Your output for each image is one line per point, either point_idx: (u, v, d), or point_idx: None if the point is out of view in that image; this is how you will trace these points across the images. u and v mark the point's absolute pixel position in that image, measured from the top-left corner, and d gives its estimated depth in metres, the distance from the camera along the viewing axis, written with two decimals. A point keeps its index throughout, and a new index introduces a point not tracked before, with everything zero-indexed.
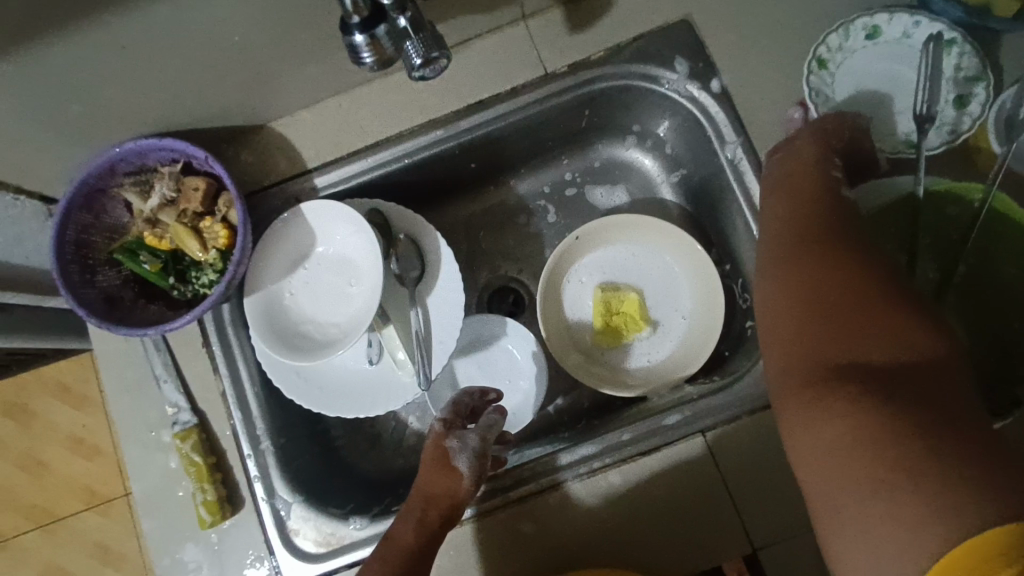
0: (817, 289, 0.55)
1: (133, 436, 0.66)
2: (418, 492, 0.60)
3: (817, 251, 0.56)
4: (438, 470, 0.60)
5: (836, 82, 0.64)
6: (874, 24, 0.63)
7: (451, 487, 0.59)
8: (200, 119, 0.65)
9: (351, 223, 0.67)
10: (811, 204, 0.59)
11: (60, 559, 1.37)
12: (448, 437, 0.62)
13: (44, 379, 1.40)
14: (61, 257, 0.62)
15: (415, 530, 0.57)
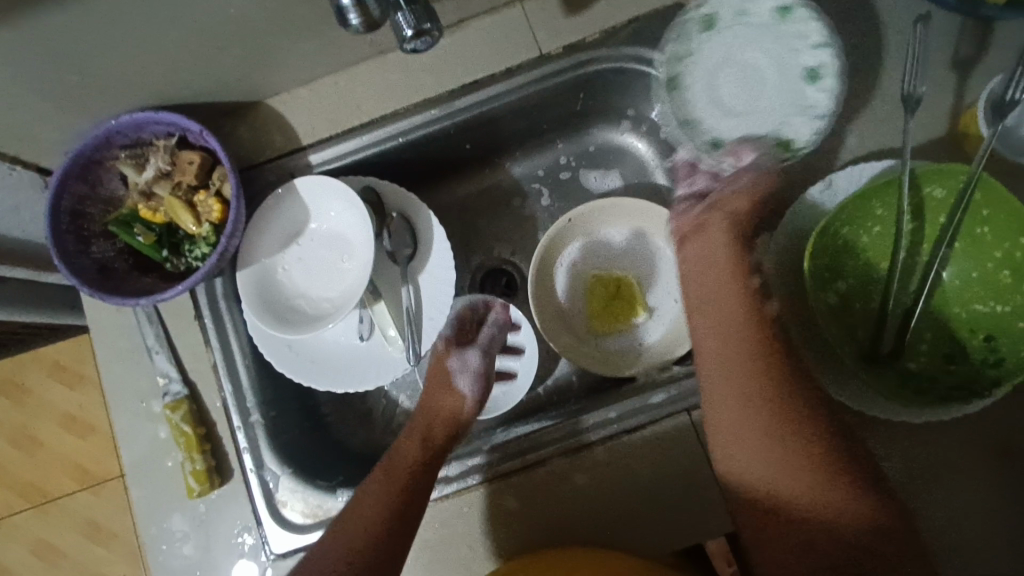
0: (770, 449, 0.52)
1: (124, 406, 0.67)
2: (425, 412, 0.67)
3: (769, 412, 0.53)
4: (446, 389, 0.68)
5: (696, 91, 0.67)
6: (708, 15, 0.66)
7: (454, 405, 0.67)
8: (197, 93, 0.66)
9: (344, 199, 0.67)
10: (754, 346, 0.55)
11: (53, 537, 1.38)
12: (450, 356, 0.70)
13: (40, 357, 1.41)
14: (55, 228, 0.63)
15: (422, 444, 0.63)
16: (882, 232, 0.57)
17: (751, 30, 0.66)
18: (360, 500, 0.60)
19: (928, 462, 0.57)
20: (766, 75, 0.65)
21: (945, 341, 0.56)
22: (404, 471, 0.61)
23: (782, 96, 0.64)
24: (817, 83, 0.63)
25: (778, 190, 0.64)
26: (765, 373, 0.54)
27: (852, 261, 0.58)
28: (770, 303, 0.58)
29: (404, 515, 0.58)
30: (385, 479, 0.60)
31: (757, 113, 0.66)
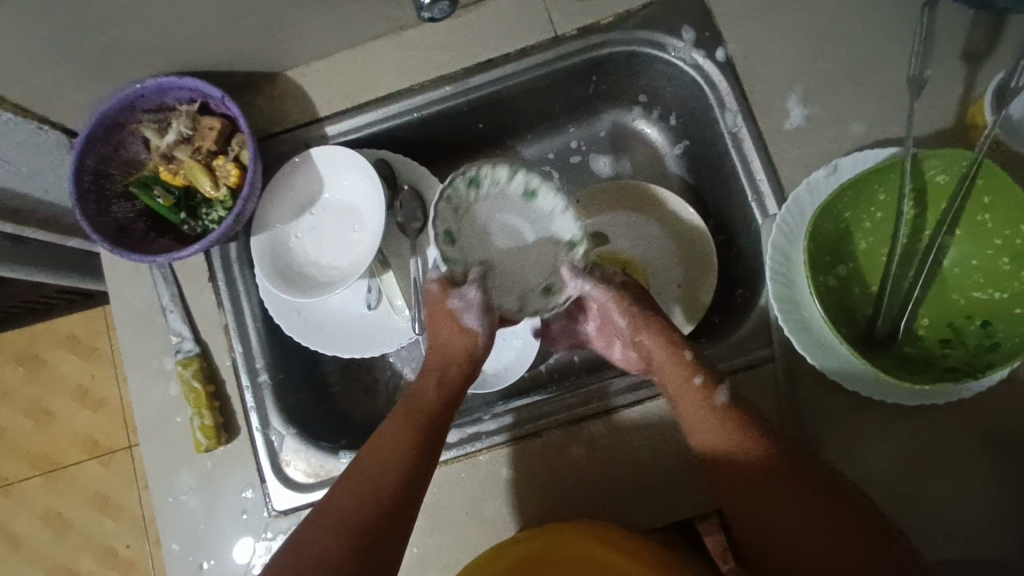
0: (771, 517, 0.53)
1: (138, 362, 0.69)
2: (435, 355, 0.64)
3: (758, 483, 0.54)
4: (448, 331, 0.63)
5: (466, 228, 0.65)
6: (473, 176, 0.64)
7: (467, 348, 0.63)
8: (219, 62, 0.68)
9: (358, 170, 0.69)
10: (723, 429, 0.56)
11: (61, 505, 1.41)
12: (452, 295, 0.63)
13: (56, 329, 1.45)
14: (79, 187, 0.65)
15: (437, 390, 0.61)
16: (883, 218, 0.57)
17: (501, 194, 0.65)
18: (373, 445, 0.57)
19: (920, 447, 0.58)
20: (527, 243, 0.65)
21: (942, 326, 0.57)
22: (420, 418, 0.58)
23: (531, 260, 0.64)
24: (536, 201, 0.65)
25: (784, 175, 0.65)
26: (745, 449, 0.55)
27: (854, 245, 0.59)
28: (719, 394, 0.58)
29: (423, 461, 0.56)
30: (401, 426, 0.58)
31: (509, 276, 0.64)
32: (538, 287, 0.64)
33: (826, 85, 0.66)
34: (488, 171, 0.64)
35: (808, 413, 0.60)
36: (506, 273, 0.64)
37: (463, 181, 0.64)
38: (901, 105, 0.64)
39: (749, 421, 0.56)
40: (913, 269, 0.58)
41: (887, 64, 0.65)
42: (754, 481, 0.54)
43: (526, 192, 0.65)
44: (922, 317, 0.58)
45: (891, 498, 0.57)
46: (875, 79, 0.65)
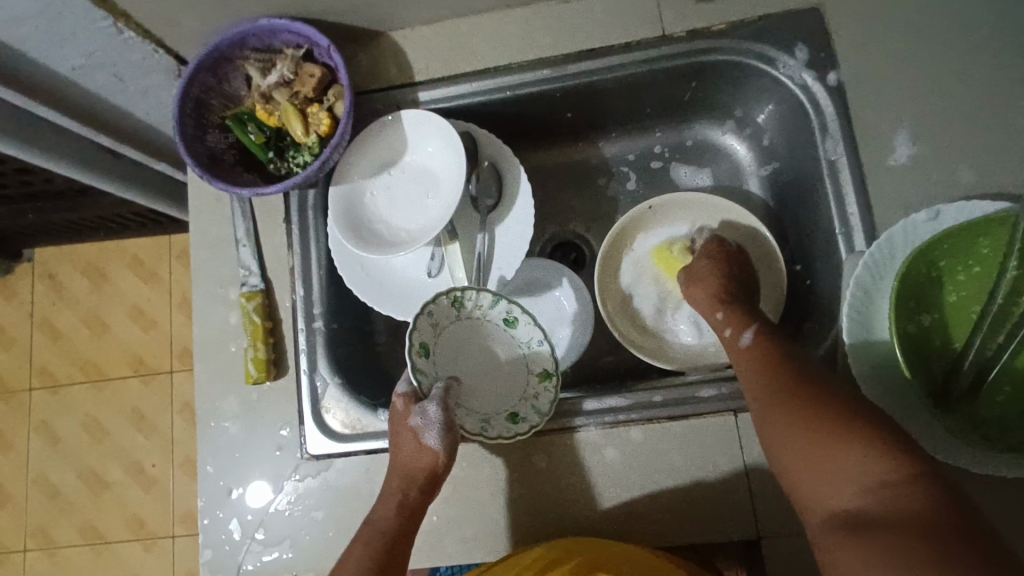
0: (789, 435, 0.51)
1: (205, 288, 0.71)
2: (394, 474, 0.60)
3: (778, 397, 0.54)
4: (407, 448, 0.60)
5: (438, 352, 0.66)
6: (427, 342, 0.65)
7: (429, 464, 0.59)
8: (331, 13, 0.69)
9: (444, 139, 0.70)
10: (745, 365, 0.58)
11: (100, 414, 1.48)
12: (411, 416, 0.61)
13: (124, 250, 1.52)
14: (180, 112, 0.68)
15: (394, 510, 0.59)
16: (982, 272, 0.55)
17: (474, 319, 0.68)
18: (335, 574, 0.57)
19: None
20: (501, 365, 0.68)
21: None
22: (376, 542, 0.57)
23: (502, 386, 0.67)
24: (516, 329, 0.68)
25: (877, 212, 0.62)
26: (767, 374, 0.56)
27: (947, 289, 0.55)
28: (742, 336, 0.61)
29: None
30: (357, 555, 0.57)
31: (480, 409, 0.66)
32: (502, 414, 0.65)
33: (938, 127, 0.63)
34: (473, 297, 0.67)
35: None
36: (479, 398, 0.67)
37: (446, 300, 0.67)
38: (1017, 160, 0.60)
39: (778, 355, 0.57)
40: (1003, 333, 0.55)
41: (1009, 114, 0.62)
42: (771, 401, 0.54)
43: (507, 319, 0.68)
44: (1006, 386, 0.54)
45: None
46: (994, 129, 0.62)
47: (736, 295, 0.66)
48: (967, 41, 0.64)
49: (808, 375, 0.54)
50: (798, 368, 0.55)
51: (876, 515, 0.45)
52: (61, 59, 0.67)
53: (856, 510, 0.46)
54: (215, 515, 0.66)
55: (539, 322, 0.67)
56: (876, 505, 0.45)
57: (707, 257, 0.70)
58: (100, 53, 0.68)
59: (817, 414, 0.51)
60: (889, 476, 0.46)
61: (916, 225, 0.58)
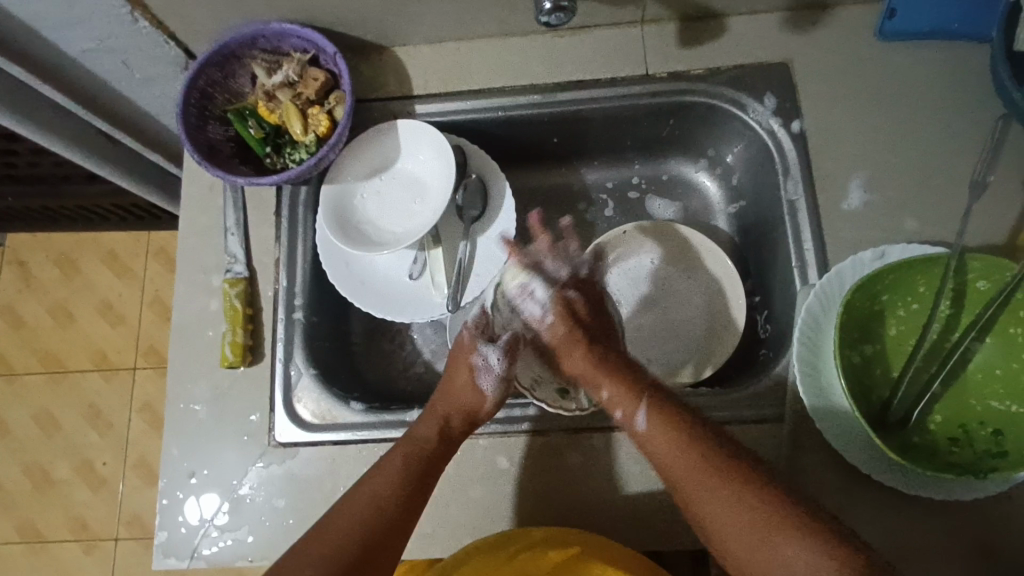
0: (739, 530, 0.51)
1: (189, 272, 0.73)
2: (442, 400, 0.65)
3: (711, 494, 0.53)
4: (464, 385, 0.66)
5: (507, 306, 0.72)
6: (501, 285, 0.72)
7: (476, 403, 0.65)
8: (338, 24, 0.73)
9: (435, 149, 0.74)
10: (657, 450, 0.57)
11: (54, 407, 1.46)
12: (474, 355, 0.67)
13: (101, 244, 1.54)
14: (184, 101, 0.71)
15: (435, 432, 0.62)
16: (919, 308, 0.59)
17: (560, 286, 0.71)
18: (347, 504, 0.57)
19: (903, 544, 0.59)
20: None
21: (954, 425, 0.58)
22: (409, 463, 0.60)
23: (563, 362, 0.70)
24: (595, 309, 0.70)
25: (829, 250, 0.68)
26: (696, 478, 0.54)
27: (889, 321, 0.60)
28: (636, 419, 0.59)
29: (398, 524, 0.57)
30: (386, 476, 0.59)
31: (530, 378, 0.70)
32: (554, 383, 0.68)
33: (887, 177, 0.69)
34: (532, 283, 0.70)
35: (804, 479, 0.61)
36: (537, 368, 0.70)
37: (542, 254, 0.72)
38: (954, 212, 0.67)
39: (705, 448, 0.55)
40: (933, 365, 0.60)
41: (949, 170, 0.68)
42: (712, 506, 0.52)
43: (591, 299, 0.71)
44: (932, 418, 0.59)
45: None
46: (935, 182, 0.68)
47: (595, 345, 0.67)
48: (915, 105, 0.71)
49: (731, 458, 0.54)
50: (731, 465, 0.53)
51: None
52: (72, 41, 0.70)
53: None
54: (175, 497, 0.66)
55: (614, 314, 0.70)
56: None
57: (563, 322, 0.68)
58: (112, 39, 0.71)
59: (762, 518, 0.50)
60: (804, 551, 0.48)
61: (863, 262, 0.63)
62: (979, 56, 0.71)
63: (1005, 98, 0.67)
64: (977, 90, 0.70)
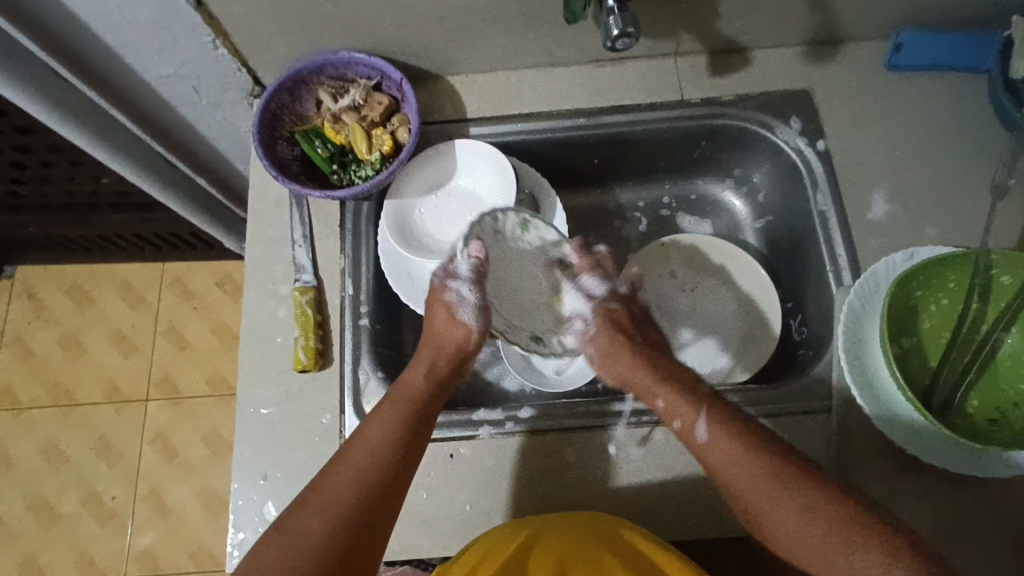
0: (786, 521, 0.55)
1: (257, 282, 0.76)
2: (430, 344, 0.69)
3: (715, 433, 0.60)
4: (449, 322, 0.70)
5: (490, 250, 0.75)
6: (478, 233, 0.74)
7: (461, 340, 0.70)
8: (401, 54, 0.79)
9: (490, 166, 0.79)
10: (721, 463, 0.59)
11: (61, 440, 1.41)
12: (449, 292, 0.70)
13: (114, 274, 1.53)
14: (259, 122, 0.76)
15: (426, 380, 0.66)
16: (950, 303, 0.65)
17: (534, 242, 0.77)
18: (354, 450, 0.59)
19: (948, 520, 0.63)
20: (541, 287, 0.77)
21: (990, 408, 0.64)
22: (404, 408, 0.62)
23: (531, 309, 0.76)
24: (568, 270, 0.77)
25: (860, 255, 0.74)
26: (748, 480, 0.57)
27: (925, 316, 0.66)
28: (699, 431, 0.61)
29: (398, 470, 0.59)
30: (386, 421, 0.61)
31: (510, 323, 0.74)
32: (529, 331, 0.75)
33: (907, 189, 0.76)
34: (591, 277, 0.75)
35: (852, 462, 0.66)
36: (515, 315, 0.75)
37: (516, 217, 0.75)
38: (970, 218, 0.74)
39: (757, 449, 0.58)
40: (968, 354, 0.65)
41: (962, 182, 0.76)
42: (714, 449, 0.59)
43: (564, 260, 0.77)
44: (971, 403, 0.65)
45: None
46: (950, 193, 0.76)
47: (646, 352, 0.70)
48: (926, 126, 0.79)
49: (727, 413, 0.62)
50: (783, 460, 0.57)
51: (778, 499, 0.55)
52: (151, 67, 0.75)
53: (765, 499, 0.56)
54: (249, 497, 0.68)
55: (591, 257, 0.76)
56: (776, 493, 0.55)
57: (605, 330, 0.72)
58: (189, 66, 0.76)
59: (811, 510, 0.54)
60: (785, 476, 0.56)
61: (895, 262, 0.69)
62: (977, 83, 0.80)
63: (1006, 119, 0.75)
64: (980, 112, 0.79)
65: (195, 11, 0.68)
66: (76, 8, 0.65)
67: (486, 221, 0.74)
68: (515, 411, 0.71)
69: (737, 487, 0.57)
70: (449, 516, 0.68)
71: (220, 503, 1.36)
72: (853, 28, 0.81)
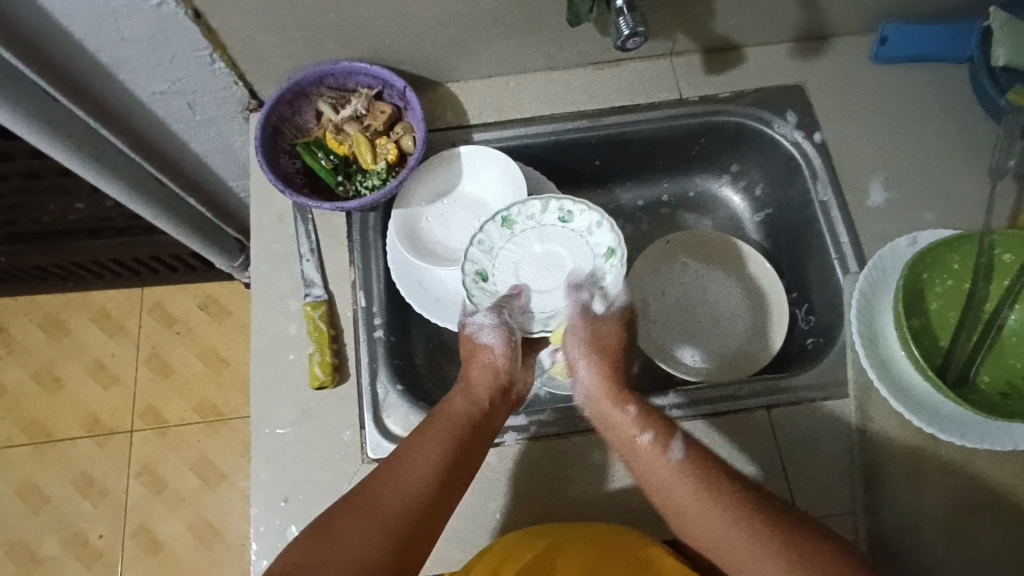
0: (711, 516, 0.57)
1: (265, 299, 0.74)
2: (469, 378, 0.70)
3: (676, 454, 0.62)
4: (477, 353, 0.72)
5: (498, 268, 0.78)
6: (478, 270, 0.77)
7: (493, 371, 0.71)
8: (401, 62, 0.79)
9: (498, 171, 0.79)
10: (676, 485, 0.60)
11: (40, 479, 1.34)
12: (468, 325, 0.74)
13: (90, 302, 1.46)
14: (261, 136, 0.74)
15: (468, 406, 0.66)
16: (956, 283, 0.68)
17: (531, 226, 0.79)
18: (406, 468, 0.58)
19: (969, 495, 0.65)
20: (570, 256, 0.79)
21: (1001, 382, 0.67)
22: (455, 429, 0.62)
23: (568, 281, 0.79)
24: (574, 221, 0.79)
25: (863, 241, 0.76)
26: (696, 496, 0.59)
27: (933, 297, 0.68)
28: (671, 450, 0.62)
29: (445, 494, 0.58)
30: (435, 439, 0.61)
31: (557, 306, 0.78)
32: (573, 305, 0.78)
33: (903, 176, 0.79)
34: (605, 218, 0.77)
35: (875, 445, 0.67)
36: (558, 299, 0.78)
37: (496, 222, 0.78)
38: (964, 201, 0.77)
39: (707, 474, 0.60)
40: (976, 332, 0.68)
41: (954, 167, 0.79)
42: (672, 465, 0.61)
43: (565, 217, 0.79)
44: (982, 377, 0.67)
45: (944, 537, 0.63)
46: (943, 178, 0.78)
47: (619, 371, 0.72)
48: (915, 115, 0.82)
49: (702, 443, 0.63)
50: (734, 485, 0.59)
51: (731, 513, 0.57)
52: (145, 83, 0.73)
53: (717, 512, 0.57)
54: (271, 522, 0.65)
55: (586, 204, 0.77)
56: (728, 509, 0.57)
57: (611, 326, 0.75)
58: (184, 81, 0.74)
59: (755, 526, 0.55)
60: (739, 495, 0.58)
61: (900, 247, 0.72)
62: (960, 71, 0.83)
63: (991, 105, 0.79)
64: (964, 100, 0.82)
65: (194, 24, 0.67)
66: (69, 23, 0.63)
67: (475, 251, 0.76)
68: (539, 415, 0.71)
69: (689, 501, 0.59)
70: (479, 526, 0.66)
71: (215, 534, 1.31)
72: (841, 23, 0.83)
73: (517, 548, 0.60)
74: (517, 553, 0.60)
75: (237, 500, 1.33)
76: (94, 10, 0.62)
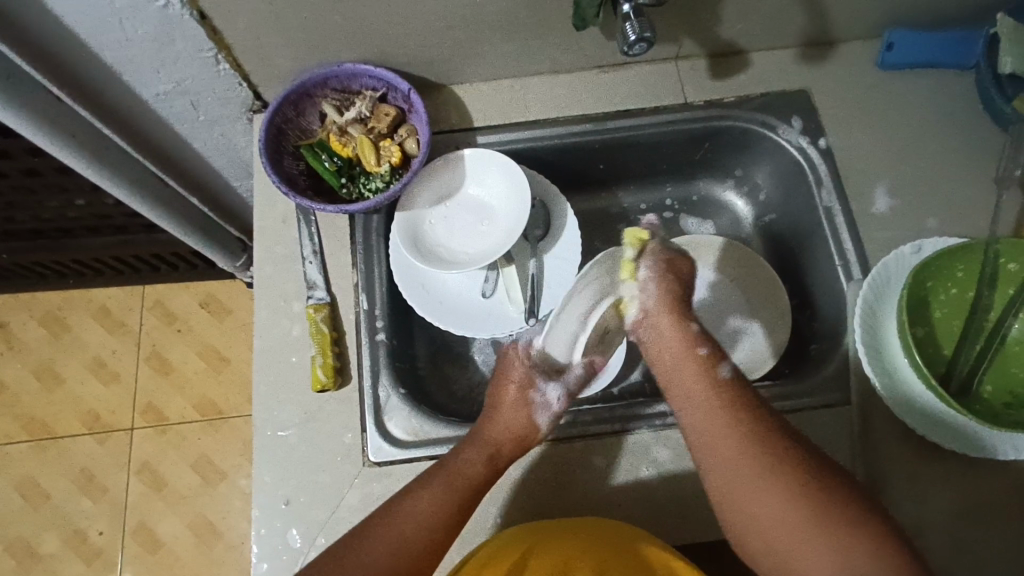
0: (758, 490, 0.54)
1: (268, 301, 0.74)
2: (488, 429, 0.66)
3: (721, 420, 0.59)
4: (516, 415, 0.67)
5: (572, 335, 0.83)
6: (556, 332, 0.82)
7: (527, 435, 0.66)
8: (406, 63, 0.78)
9: (502, 174, 0.79)
10: (707, 405, 0.60)
11: (39, 476, 1.34)
12: (506, 382, 0.71)
13: (90, 299, 1.46)
14: (265, 138, 0.74)
15: (485, 461, 0.63)
16: (959, 292, 0.68)
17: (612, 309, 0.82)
18: (397, 515, 0.58)
19: (971, 504, 0.65)
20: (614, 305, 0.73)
21: (1004, 393, 0.67)
22: (459, 484, 0.61)
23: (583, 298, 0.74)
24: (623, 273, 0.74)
25: (867, 248, 0.76)
26: (742, 465, 0.56)
27: (937, 305, 0.68)
28: (721, 369, 0.63)
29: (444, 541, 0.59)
30: (436, 491, 0.60)
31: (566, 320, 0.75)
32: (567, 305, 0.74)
33: (907, 182, 0.78)
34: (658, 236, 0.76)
35: (877, 453, 0.67)
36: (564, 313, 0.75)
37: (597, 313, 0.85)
38: (969, 209, 0.77)
39: (745, 407, 0.59)
40: (980, 341, 0.68)
41: (958, 173, 0.79)
42: (718, 429, 0.58)
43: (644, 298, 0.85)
44: (985, 388, 0.67)
45: (946, 548, 0.63)
46: (948, 185, 0.78)
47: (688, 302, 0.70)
48: (920, 122, 0.81)
49: (753, 407, 0.59)
50: (767, 421, 0.58)
51: (778, 488, 0.54)
52: (149, 84, 0.73)
53: (765, 485, 0.54)
54: (272, 525, 0.65)
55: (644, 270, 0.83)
56: (775, 481, 0.54)
57: (681, 265, 0.73)
58: (188, 81, 0.74)
59: (775, 469, 0.55)
60: (785, 469, 0.55)
61: (904, 256, 0.72)
62: (965, 77, 0.83)
63: (997, 111, 0.78)
64: (969, 106, 0.82)
65: (199, 25, 0.66)
66: (73, 24, 0.63)
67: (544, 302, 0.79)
68: None
69: (733, 470, 0.56)
70: (480, 530, 0.67)
71: (214, 533, 1.31)
72: (846, 29, 0.83)
73: (501, 553, 0.60)
74: (500, 557, 0.60)
75: (236, 498, 1.33)
76: (99, 10, 0.62)
